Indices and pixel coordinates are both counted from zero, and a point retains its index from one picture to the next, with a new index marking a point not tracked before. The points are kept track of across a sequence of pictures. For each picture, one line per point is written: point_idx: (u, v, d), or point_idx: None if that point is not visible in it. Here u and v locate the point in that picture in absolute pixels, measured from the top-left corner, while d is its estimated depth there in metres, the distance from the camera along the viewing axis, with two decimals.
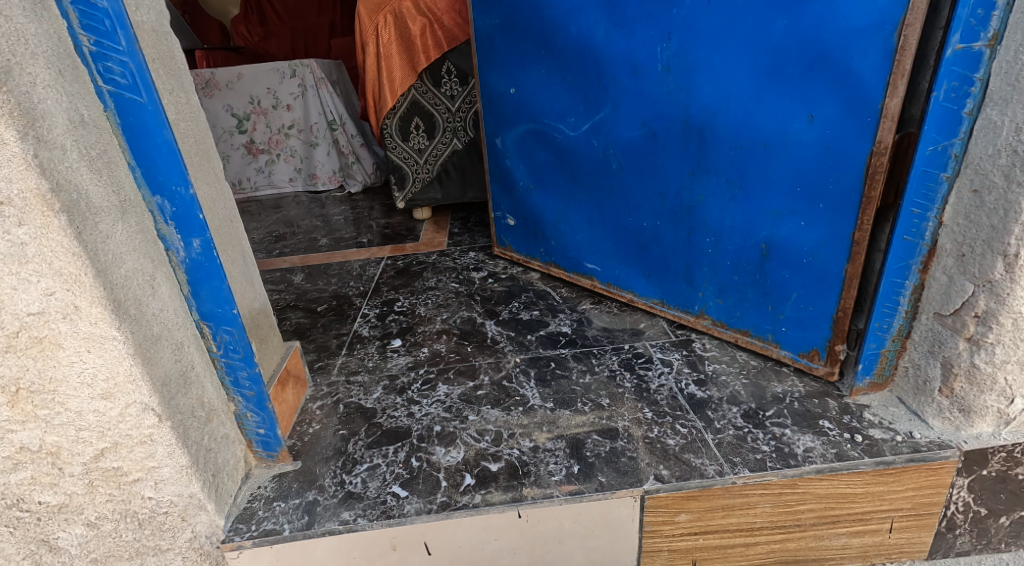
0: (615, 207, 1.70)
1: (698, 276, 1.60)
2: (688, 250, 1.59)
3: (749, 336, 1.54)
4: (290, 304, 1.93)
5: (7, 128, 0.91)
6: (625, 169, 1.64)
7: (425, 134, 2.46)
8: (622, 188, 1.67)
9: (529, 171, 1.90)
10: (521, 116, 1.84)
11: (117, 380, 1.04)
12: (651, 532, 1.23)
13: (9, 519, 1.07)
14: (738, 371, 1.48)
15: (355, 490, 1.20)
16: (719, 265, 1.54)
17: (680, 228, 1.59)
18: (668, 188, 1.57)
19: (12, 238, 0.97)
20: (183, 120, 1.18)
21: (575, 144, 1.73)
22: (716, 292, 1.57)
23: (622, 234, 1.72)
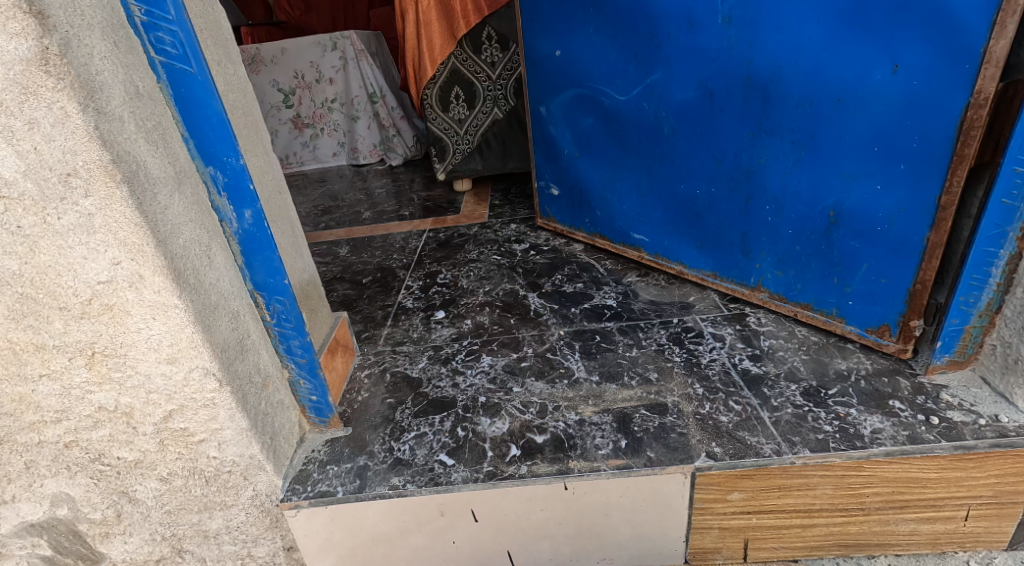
0: (667, 174, 1.63)
1: (755, 246, 1.52)
2: (745, 218, 1.51)
3: (810, 311, 1.46)
4: (337, 276, 1.98)
5: (70, 101, 0.96)
6: (678, 133, 1.56)
7: (464, 103, 2.44)
8: (675, 153, 1.59)
9: (574, 138, 1.85)
10: (567, 80, 1.78)
11: (180, 346, 1.10)
12: (701, 510, 1.21)
13: (93, 472, 1.16)
14: (797, 347, 1.41)
15: (403, 456, 1.24)
16: (778, 234, 1.46)
17: (737, 194, 1.50)
18: (725, 152, 1.49)
19: (80, 210, 1.02)
20: (232, 91, 1.23)
21: (625, 107, 1.66)
22: (774, 263, 1.49)
23: (673, 202, 1.65)
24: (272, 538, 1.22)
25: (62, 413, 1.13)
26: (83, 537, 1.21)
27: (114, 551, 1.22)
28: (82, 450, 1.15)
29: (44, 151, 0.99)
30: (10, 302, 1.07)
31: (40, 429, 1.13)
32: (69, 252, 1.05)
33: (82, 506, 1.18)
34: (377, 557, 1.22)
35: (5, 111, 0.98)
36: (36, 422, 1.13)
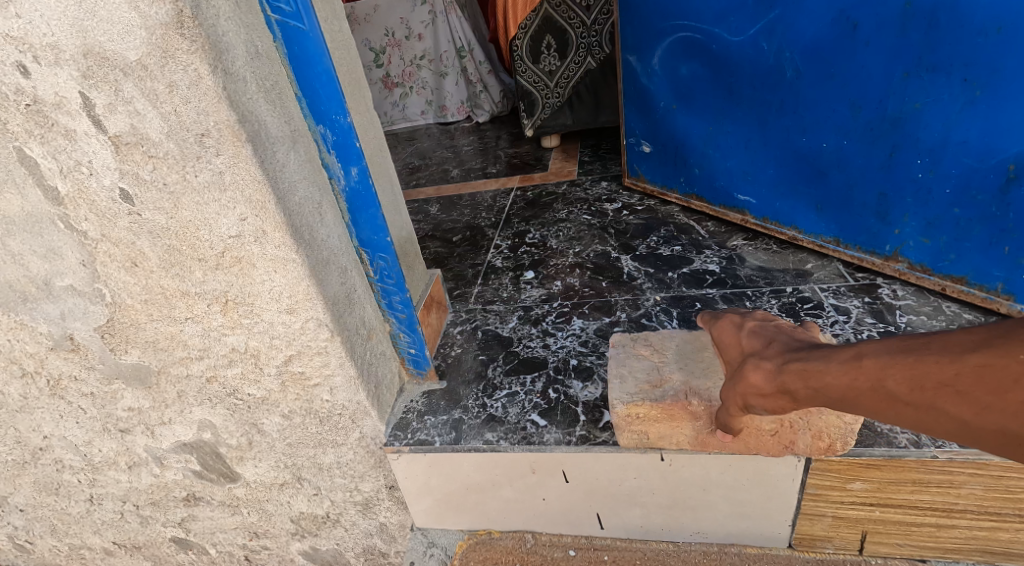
0: (786, 126, 1.50)
1: (895, 208, 1.38)
2: (885, 176, 1.37)
3: (965, 285, 1.32)
4: (429, 234, 2.02)
5: (202, 63, 1.02)
6: (804, 76, 1.42)
7: (556, 54, 2.35)
8: (798, 100, 1.46)
9: (673, 90, 1.72)
10: (669, 22, 1.64)
11: (298, 298, 1.19)
12: (814, 496, 1.14)
13: (229, 404, 1.32)
14: (945, 325, 1.27)
15: (497, 413, 1.26)
16: (930, 194, 1.32)
17: (878, 146, 1.36)
18: (866, 97, 1.34)
19: (212, 167, 1.10)
20: (338, 48, 1.28)
21: (737, 49, 1.52)
22: (921, 228, 1.36)
23: (792, 158, 1.52)
24: (377, 476, 1.32)
25: (204, 351, 1.28)
26: (223, 458, 1.38)
27: (247, 472, 1.38)
28: (220, 384, 1.30)
29: (181, 112, 1.06)
30: (161, 253, 1.19)
31: (187, 363, 1.29)
32: (204, 209, 1.14)
33: (222, 432, 1.35)
34: (471, 504, 1.28)
35: (149, 75, 1.04)
36: (184, 358, 1.29)
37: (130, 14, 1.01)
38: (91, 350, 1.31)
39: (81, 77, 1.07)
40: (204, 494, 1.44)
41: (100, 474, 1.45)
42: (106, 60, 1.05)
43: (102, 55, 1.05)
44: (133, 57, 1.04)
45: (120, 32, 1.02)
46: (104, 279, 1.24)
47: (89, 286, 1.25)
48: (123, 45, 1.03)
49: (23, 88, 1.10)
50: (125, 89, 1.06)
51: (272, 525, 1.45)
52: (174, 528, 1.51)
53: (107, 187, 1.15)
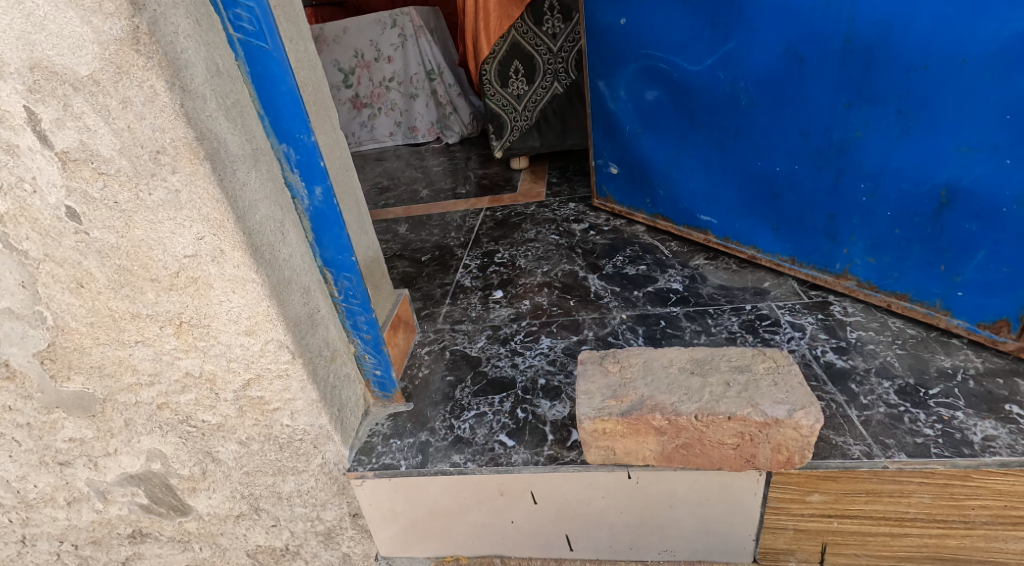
0: (742, 150, 1.58)
1: (842, 230, 1.46)
2: (834, 199, 1.45)
3: (907, 302, 1.40)
4: (397, 253, 2.00)
5: (158, 79, 1.00)
6: (758, 105, 1.50)
7: (523, 79, 2.41)
8: (753, 127, 1.53)
9: (637, 115, 1.78)
10: (631, 50, 1.71)
11: (257, 319, 1.15)
12: (777, 509, 1.17)
13: (182, 432, 1.26)
14: (891, 341, 1.34)
15: (464, 435, 1.25)
16: (874, 216, 1.40)
17: (827, 171, 1.44)
18: (815, 125, 1.42)
19: (168, 185, 1.07)
20: (303, 68, 1.28)
21: (696, 78, 1.60)
22: (866, 248, 1.44)
23: (748, 182, 1.60)
24: (339, 504, 1.28)
25: (155, 376, 1.22)
26: (173, 490, 1.31)
27: (200, 504, 1.32)
28: (172, 411, 1.24)
29: (136, 129, 1.03)
30: (110, 273, 1.14)
31: (136, 390, 1.23)
32: (158, 227, 1.10)
33: (173, 462, 1.28)
34: (437, 529, 1.25)
35: (101, 90, 1.01)
36: (133, 384, 1.23)
37: (82, 29, 0.98)
38: (29, 378, 1.23)
39: (27, 91, 1.03)
40: (152, 530, 1.36)
41: (34, 512, 1.35)
42: (56, 75, 1.01)
43: (50, 70, 1.01)
44: (84, 72, 1.01)
45: (72, 47, 0.99)
46: (46, 301, 1.17)
47: (28, 309, 1.18)
48: (74, 60, 1.00)
49: None
50: (76, 104, 1.03)
51: (226, 560, 1.38)
52: None
53: (53, 204, 1.10)
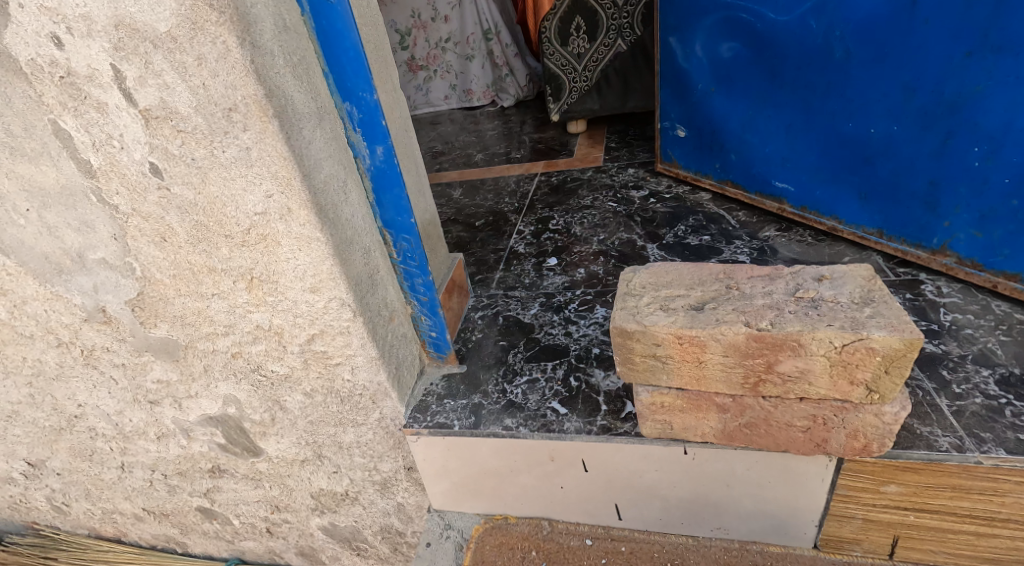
0: (831, 110, 1.43)
1: (946, 199, 1.31)
2: (938, 164, 1.30)
3: (1017, 283, 1.24)
4: (451, 218, 2.00)
5: (230, 35, 1.01)
6: (856, 57, 1.35)
7: (585, 36, 2.30)
8: (847, 82, 1.38)
9: (712, 72, 1.65)
10: (712, 0, 1.57)
11: (322, 277, 1.18)
12: (845, 497, 1.10)
13: (254, 380, 1.33)
14: (994, 326, 1.21)
15: (516, 399, 1.25)
16: (987, 184, 1.24)
17: (932, 132, 1.29)
18: (922, 80, 1.27)
19: (240, 143, 1.10)
20: (367, 23, 1.27)
21: (783, 29, 1.45)
22: (972, 221, 1.28)
23: (837, 145, 1.46)
24: (396, 457, 1.32)
25: (229, 327, 1.29)
26: (247, 432, 1.40)
27: (270, 447, 1.40)
28: (245, 360, 1.31)
29: (210, 86, 1.06)
30: (189, 228, 1.20)
31: (214, 339, 1.31)
32: (231, 184, 1.14)
33: (246, 408, 1.37)
34: (488, 489, 1.27)
35: (179, 47, 1.04)
36: (210, 333, 1.30)
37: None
38: (122, 323, 1.33)
39: (112, 49, 1.07)
40: (229, 467, 1.47)
41: (130, 443, 1.48)
42: (137, 32, 1.05)
43: (132, 27, 1.05)
44: (163, 28, 1.03)
45: (151, 2, 1.02)
46: (135, 253, 1.25)
47: (120, 260, 1.27)
48: (154, 15, 1.03)
49: (57, 61, 1.10)
50: (155, 61, 1.06)
51: (293, 500, 1.48)
52: (200, 498, 1.55)
53: (137, 161, 1.16)
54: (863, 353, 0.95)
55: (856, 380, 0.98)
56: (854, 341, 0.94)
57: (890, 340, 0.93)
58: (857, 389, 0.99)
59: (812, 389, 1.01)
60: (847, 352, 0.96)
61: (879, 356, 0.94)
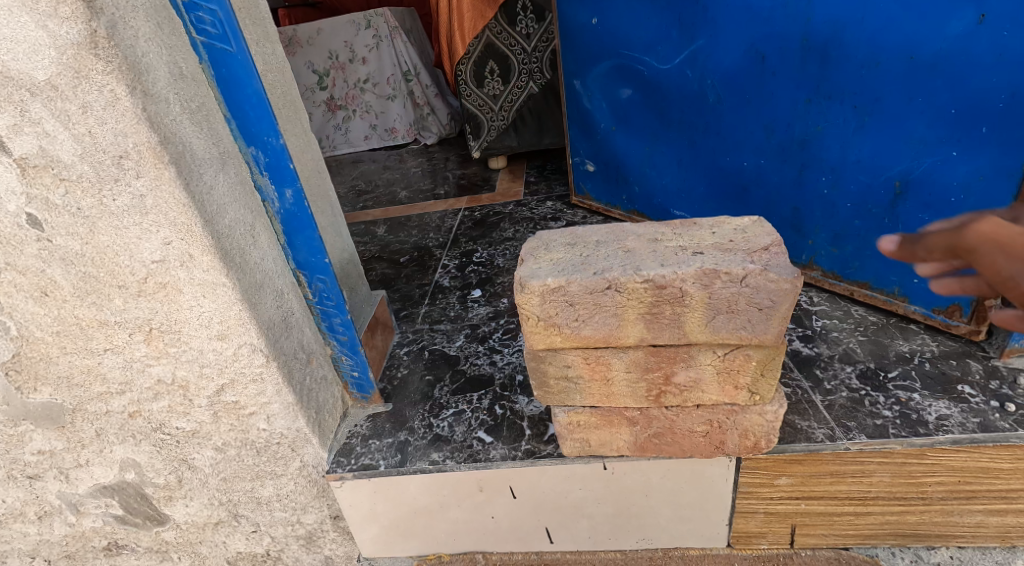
0: (710, 147, 1.63)
1: (808, 222, 1.51)
2: (798, 192, 1.50)
3: (869, 290, 1.45)
4: (376, 255, 2.00)
5: (119, 83, 0.99)
6: (723, 102, 1.55)
7: (499, 79, 2.42)
8: (719, 123, 1.58)
9: (612, 113, 1.83)
10: (603, 50, 1.75)
11: (229, 323, 1.14)
12: (747, 494, 1.21)
13: (156, 440, 1.24)
14: (854, 328, 1.40)
15: (442, 433, 1.26)
16: (835, 207, 1.45)
17: (790, 166, 1.49)
18: (777, 120, 1.47)
19: (132, 190, 1.06)
20: (269, 72, 1.28)
21: (666, 77, 1.64)
22: (829, 239, 1.49)
23: (717, 178, 1.65)
24: (320, 507, 1.27)
25: (126, 384, 1.20)
26: (149, 499, 1.29)
27: (177, 513, 1.30)
28: (145, 419, 1.23)
29: (97, 134, 1.02)
30: (75, 281, 1.12)
31: (107, 399, 1.21)
32: (124, 233, 1.09)
33: (148, 471, 1.26)
34: (418, 528, 1.26)
35: (60, 95, 1.01)
36: (103, 392, 1.21)
37: (38, 33, 0.97)
38: None
39: None
40: (128, 542, 1.34)
41: (3, 528, 1.32)
42: (10, 80, 1.00)
43: (3, 74, 1.00)
44: (41, 77, 1.00)
45: (26, 51, 0.98)
46: (10, 310, 1.15)
47: None
48: (29, 64, 0.99)
49: None
50: (33, 109, 1.02)
51: None
52: None
53: (12, 212, 1.09)
54: (742, 359, 1.08)
55: (739, 385, 1.11)
56: (734, 349, 1.08)
57: (767, 341, 1.06)
58: (741, 393, 1.12)
59: (704, 395, 1.13)
60: (729, 359, 1.09)
61: (755, 361, 1.08)
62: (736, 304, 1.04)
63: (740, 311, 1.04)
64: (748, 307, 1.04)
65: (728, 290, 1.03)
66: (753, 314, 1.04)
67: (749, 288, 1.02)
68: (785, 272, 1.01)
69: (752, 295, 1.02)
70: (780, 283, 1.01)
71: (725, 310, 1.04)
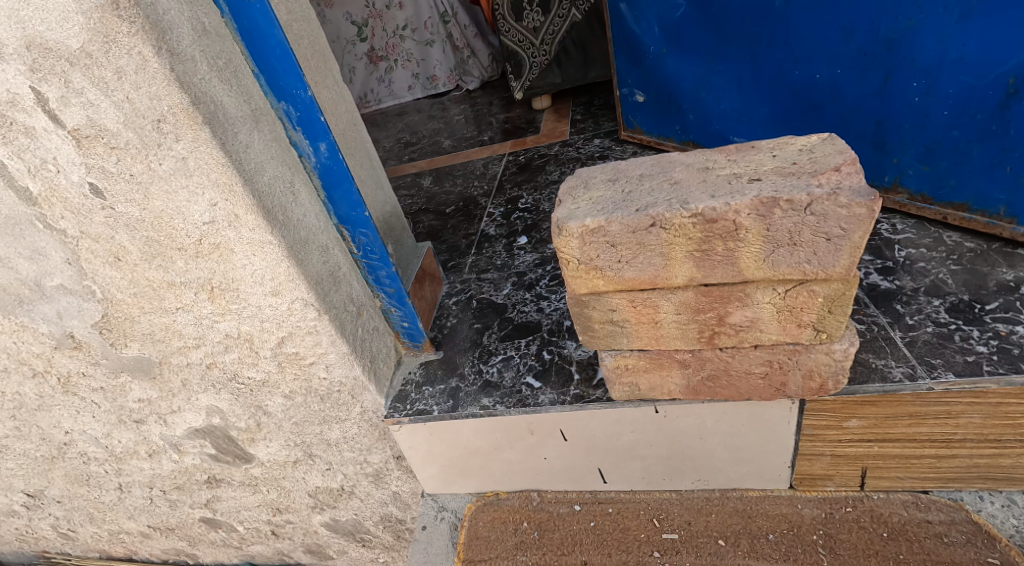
0: (778, 59, 1.46)
1: (893, 138, 1.34)
2: (883, 102, 1.32)
3: (966, 213, 1.27)
4: (422, 208, 1.98)
5: (145, 45, 0.98)
6: (792, 4, 1.37)
7: (539, 9, 2.30)
8: (788, 29, 1.40)
9: (662, 34, 1.68)
10: None
11: (280, 280, 1.17)
12: (812, 436, 1.14)
13: (233, 389, 1.34)
14: (945, 257, 1.24)
15: (492, 379, 1.27)
16: (928, 117, 1.27)
17: (874, 72, 1.31)
18: (858, 20, 1.28)
19: (174, 154, 1.07)
20: (296, 19, 1.23)
21: None
22: (918, 156, 1.31)
23: (789, 91, 1.48)
24: (383, 448, 1.35)
25: (199, 339, 1.28)
26: (235, 440, 1.42)
27: (261, 452, 1.43)
28: (221, 369, 1.32)
29: (134, 99, 1.02)
30: (141, 245, 1.17)
31: (186, 352, 1.30)
32: (174, 197, 1.11)
33: (230, 416, 1.38)
34: (476, 467, 1.30)
35: (95, 62, 1.00)
36: (182, 346, 1.30)
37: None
38: (93, 346, 1.33)
39: (29, 71, 1.03)
40: (224, 476, 1.49)
41: (123, 463, 1.51)
42: (51, 51, 1.01)
43: (45, 46, 1.01)
44: (76, 44, 0.99)
45: (58, 19, 0.98)
46: (92, 276, 1.23)
47: (78, 284, 1.25)
48: (63, 33, 0.99)
49: None
50: (75, 80, 1.02)
51: (292, 500, 1.51)
52: (202, 509, 1.59)
53: (76, 183, 1.12)
54: (806, 295, 0.97)
55: (803, 323, 1.00)
56: (796, 286, 0.96)
57: (831, 284, 0.95)
58: (806, 330, 1.01)
59: (763, 335, 1.03)
60: (791, 297, 0.98)
61: (821, 298, 0.97)
62: (799, 235, 0.91)
63: (803, 243, 0.92)
64: (814, 238, 0.91)
65: (790, 219, 0.90)
66: (819, 245, 0.91)
67: (814, 217, 0.89)
68: (859, 195, 0.87)
69: (818, 225, 0.89)
70: (852, 209, 0.87)
71: (786, 242, 0.92)
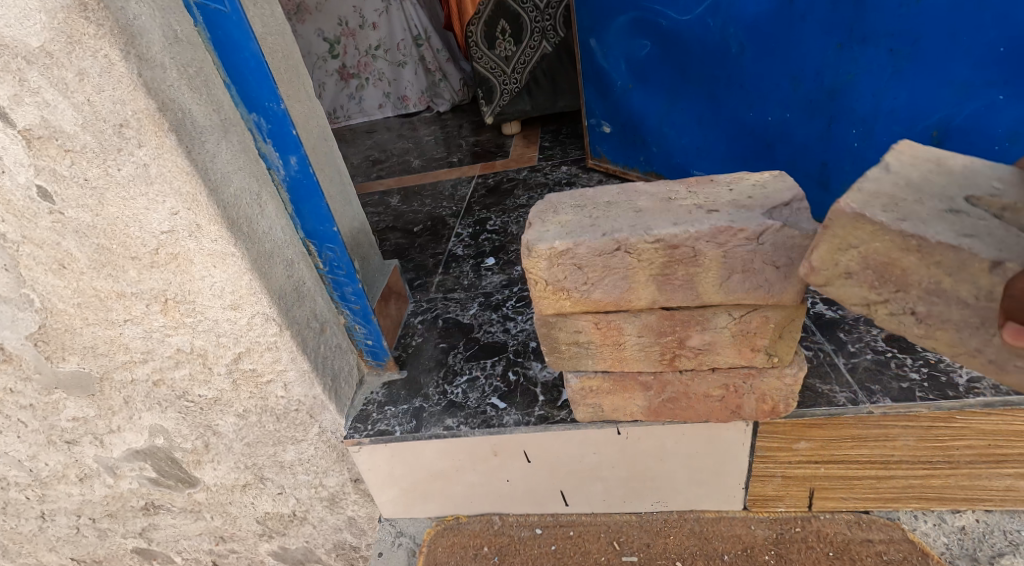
0: (734, 101, 1.58)
1: (834, 178, 1.47)
2: (826, 146, 1.45)
3: None
4: (390, 225, 2.00)
5: (114, 48, 0.96)
6: (747, 53, 1.50)
7: (511, 39, 2.38)
8: (744, 75, 1.53)
9: (629, 71, 1.79)
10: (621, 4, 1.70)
11: (241, 293, 1.14)
12: (764, 458, 1.19)
13: (181, 407, 1.28)
14: None
15: (457, 399, 1.27)
16: (865, 161, 1.40)
17: (818, 118, 1.44)
18: (806, 71, 1.41)
19: (136, 160, 1.03)
20: (270, 34, 1.23)
21: (686, 27, 1.59)
22: None
23: (743, 131, 1.60)
24: (340, 470, 1.32)
25: (147, 353, 1.22)
26: (179, 462, 1.35)
27: (207, 475, 1.36)
28: (169, 387, 1.26)
29: (96, 102, 0.99)
30: (89, 253, 1.12)
31: (131, 368, 1.24)
32: (132, 203, 1.07)
33: (176, 437, 1.31)
34: (436, 490, 1.28)
35: (56, 62, 0.97)
36: (126, 361, 1.23)
37: None
38: (25, 360, 1.24)
39: None
40: (164, 502, 1.42)
41: (49, 489, 1.40)
42: (6, 47, 0.97)
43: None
44: (36, 43, 0.96)
45: (18, 16, 0.95)
46: (31, 283, 1.16)
47: (14, 292, 1.17)
48: (23, 31, 0.96)
49: None
50: (31, 78, 0.99)
51: (237, 527, 1.44)
52: (135, 538, 1.49)
53: (22, 185, 1.08)
54: (759, 321, 1.03)
55: (756, 347, 1.06)
56: (750, 312, 1.02)
57: (784, 309, 1.01)
58: (758, 355, 1.06)
59: (719, 358, 1.08)
60: (745, 322, 1.03)
61: (773, 323, 1.03)
62: (751, 263, 0.97)
63: (754, 270, 0.97)
64: (763, 266, 0.96)
65: (744, 247, 0.95)
66: (769, 273, 0.97)
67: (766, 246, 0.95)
68: (805, 227, 0.93)
69: (769, 254, 0.95)
70: (801, 240, 0.93)
71: (739, 269, 0.97)
